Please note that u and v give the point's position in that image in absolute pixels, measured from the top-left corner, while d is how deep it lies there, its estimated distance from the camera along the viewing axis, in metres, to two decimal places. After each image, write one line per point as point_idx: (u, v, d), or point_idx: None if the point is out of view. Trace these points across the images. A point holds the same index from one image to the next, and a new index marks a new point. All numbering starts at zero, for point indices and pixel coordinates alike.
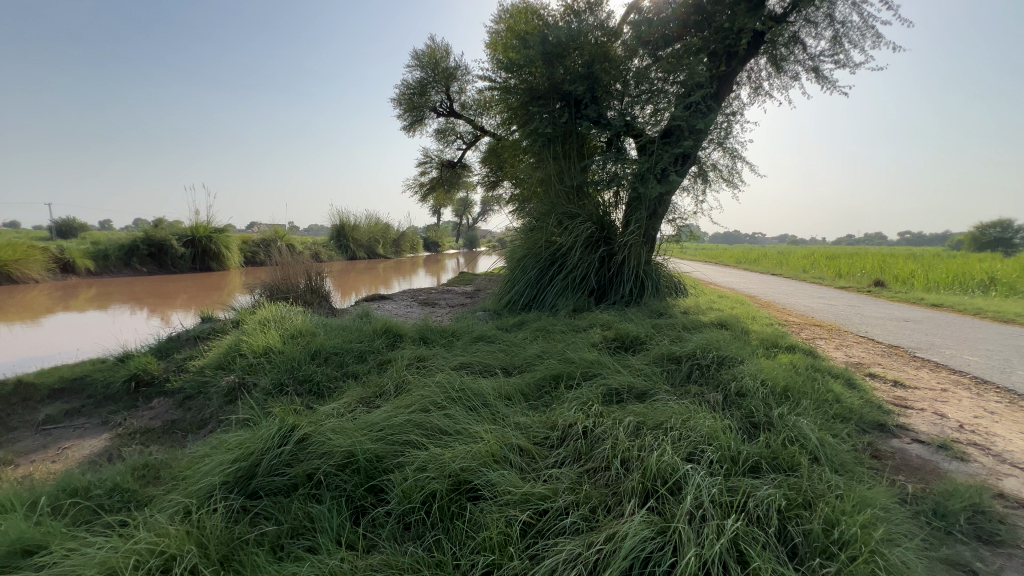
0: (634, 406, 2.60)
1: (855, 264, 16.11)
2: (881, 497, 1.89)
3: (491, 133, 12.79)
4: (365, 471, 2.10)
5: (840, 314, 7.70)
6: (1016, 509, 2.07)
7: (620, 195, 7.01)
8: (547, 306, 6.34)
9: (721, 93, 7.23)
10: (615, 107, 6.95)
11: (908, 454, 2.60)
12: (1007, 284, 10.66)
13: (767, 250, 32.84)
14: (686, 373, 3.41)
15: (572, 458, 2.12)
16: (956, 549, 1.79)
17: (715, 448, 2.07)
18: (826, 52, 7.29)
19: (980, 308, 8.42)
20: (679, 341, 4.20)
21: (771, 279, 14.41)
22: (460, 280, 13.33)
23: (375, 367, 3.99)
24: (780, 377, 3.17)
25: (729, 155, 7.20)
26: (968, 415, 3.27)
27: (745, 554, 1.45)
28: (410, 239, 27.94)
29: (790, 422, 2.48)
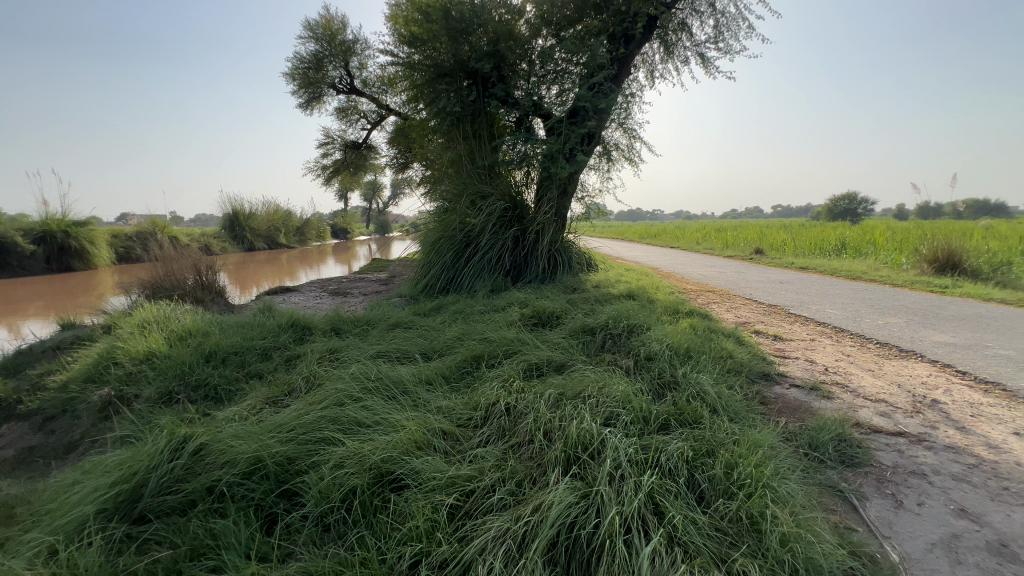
0: (552, 379, 2.67)
1: (740, 235, 17.96)
2: (769, 438, 2.12)
3: (396, 112, 12.20)
4: (276, 476, 1.94)
5: (730, 281, 8.54)
6: (870, 435, 2.45)
7: (531, 174, 7.08)
8: (464, 288, 6.29)
9: (621, 75, 7.52)
10: (522, 87, 6.93)
11: (787, 397, 2.97)
12: (855, 247, 12.53)
13: (666, 227, 35.46)
14: (600, 343, 3.57)
15: (496, 436, 2.13)
16: (827, 473, 2.08)
17: (628, 411, 2.19)
18: (710, 39, 7.87)
19: (835, 269, 9.83)
20: (592, 313, 4.39)
21: (671, 252, 15.60)
22: (374, 267, 12.77)
23: (282, 363, 3.69)
24: (682, 340, 3.44)
25: (629, 136, 7.55)
26: (831, 359, 3.80)
27: (660, 505, 1.55)
28: (315, 227, 26.13)
29: (692, 380, 2.70)
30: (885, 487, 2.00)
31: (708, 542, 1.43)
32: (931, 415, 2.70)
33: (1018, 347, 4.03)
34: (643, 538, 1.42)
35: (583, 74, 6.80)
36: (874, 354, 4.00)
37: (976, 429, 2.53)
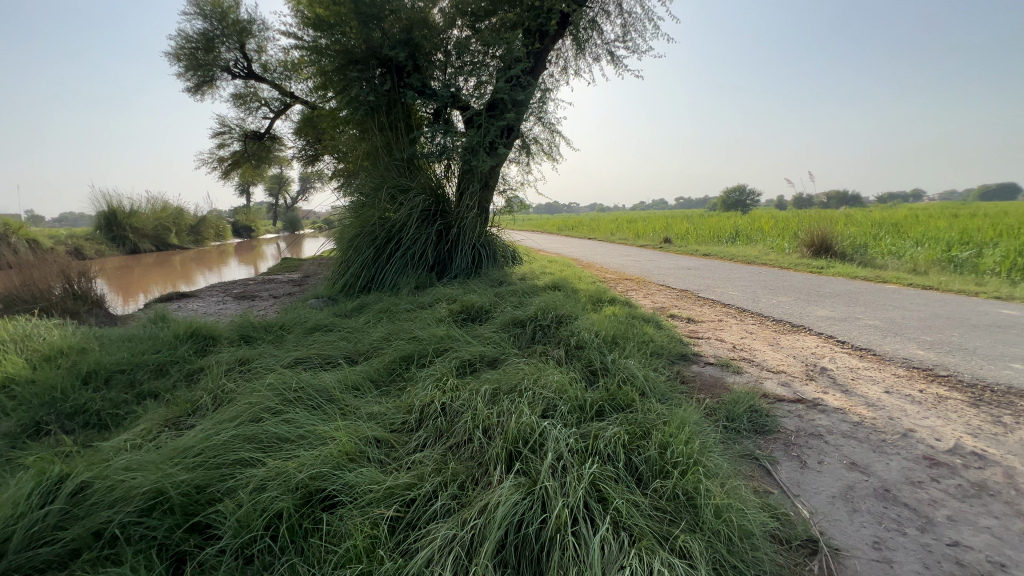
0: (487, 375, 2.63)
1: (650, 225, 19.15)
2: (693, 415, 2.27)
3: (302, 100, 11.35)
4: (182, 509, 1.70)
5: (644, 269, 9.07)
6: (776, 404, 2.70)
7: (451, 167, 6.94)
8: (387, 285, 6.04)
9: (538, 70, 7.63)
10: (438, 78, 6.76)
11: (704, 375, 3.20)
12: (747, 235, 13.90)
13: (582, 219, 36.80)
14: (530, 335, 3.60)
15: (434, 438, 2.05)
16: (744, 443, 2.26)
17: (564, 401, 2.22)
18: (618, 39, 8.20)
19: (733, 255, 10.82)
20: (521, 306, 4.42)
21: (589, 243, 16.24)
22: (285, 267, 11.87)
23: (182, 379, 3.29)
24: (608, 327, 3.57)
25: (547, 130, 7.67)
26: (738, 337, 4.17)
27: (604, 492, 1.58)
28: (213, 225, 23.73)
29: (621, 365, 2.81)
30: (792, 450, 2.21)
31: (650, 523, 1.48)
32: (822, 382, 3.05)
33: (881, 317, 4.69)
34: (590, 527, 1.44)
35: (500, 67, 6.77)
36: (772, 330, 4.44)
37: (857, 391, 2.90)
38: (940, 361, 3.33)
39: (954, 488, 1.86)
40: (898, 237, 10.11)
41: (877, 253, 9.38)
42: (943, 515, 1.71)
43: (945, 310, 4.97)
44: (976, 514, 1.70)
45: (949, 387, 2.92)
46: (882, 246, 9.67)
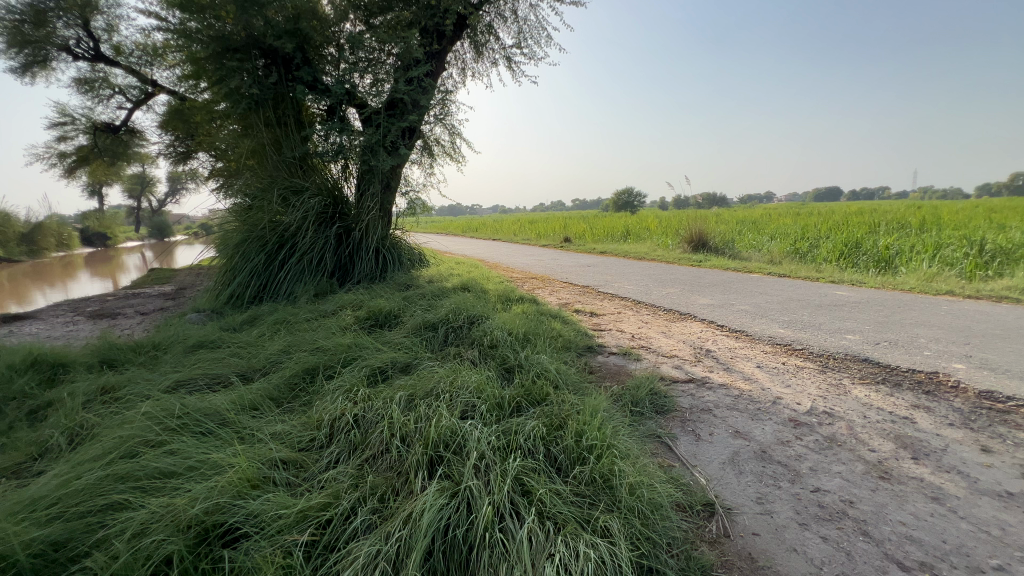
0: (401, 381, 2.55)
1: (551, 226, 19.94)
2: (603, 402, 2.41)
3: (168, 89, 10.01)
4: (37, 571, 1.42)
5: (548, 267, 9.43)
6: (671, 385, 2.98)
7: (350, 168, 6.58)
8: (282, 294, 5.58)
9: (437, 71, 7.59)
10: (331, 73, 6.37)
11: (609, 364, 3.42)
12: (638, 233, 15.09)
13: (485, 220, 37.07)
14: (443, 338, 3.56)
15: (347, 453, 1.94)
16: (648, 423, 2.46)
17: (482, 401, 2.23)
18: (515, 44, 8.42)
19: (627, 251, 11.69)
20: (431, 308, 4.35)
21: (494, 244, 16.45)
22: (154, 279, 10.39)
23: (23, 418, 2.73)
24: (519, 325, 3.66)
25: (449, 131, 7.62)
26: (636, 327, 4.52)
27: (527, 485, 1.62)
28: (51, 232, 19.95)
29: (534, 361, 2.90)
30: (687, 426, 2.44)
31: (572, 509, 1.55)
32: (707, 362, 3.42)
33: (749, 302, 5.39)
34: (516, 521, 1.47)
35: (397, 66, 6.61)
36: (663, 319, 4.88)
37: (735, 367, 3.30)
38: (796, 337, 3.91)
39: (813, 443, 2.20)
40: (758, 233, 11.67)
41: (744, 247, 10.74)
42: (807, 466, 2.01)
43: (797, 294, 5.84)
44: (830, 463, 2.03)
45: (804, 358, 3.44)
46: (746, 241, 11.09)
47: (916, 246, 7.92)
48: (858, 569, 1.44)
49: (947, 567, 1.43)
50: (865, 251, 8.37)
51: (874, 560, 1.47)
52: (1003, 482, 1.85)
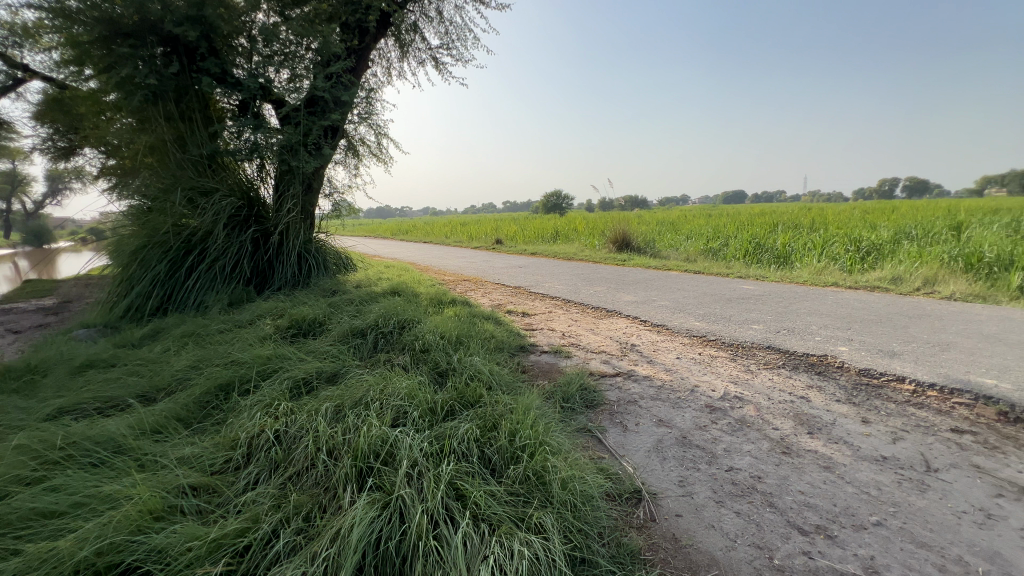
0: (327, 392, 2.42)
1: (482, 228, 19.98)
2: (536, 401, 2.45)
3: (42, 74, 8.79)
4: None
5: (480, 269, 9.44)
6: (600, 380, 3.10)
7: (266, 167, 6.11)
8: (190, 305, 5.10)
9: (359, 68, 7.34)
10: (242, 66, 5.80)
11: (541, 363, 3.49)
12: (566, 234, 15.56)
13: (414, 222, 36.41)
14: (372, 344, 3.44)
15: (268, 472, 1.81)
16: (579, 418, 2.54)
17: (414, 407, 2.18)
18: (441, 45, 8.35)
19: (556, 252, 12.00)
20: (360, 314, 4.19)
21: (425, 247, 16.18)
22: (29, 292, 9.05)
23: None
24: (452, 328, 3.62)
25: (375, 131, 7.39)
26: (566, 325, 4.65)
27: (461, 489, 1.60)
28: None
29: (467, 364, 2.89)
30: (615, 418, 2.55)
31: (507, 508, 1.56)
32: (633, 356, 3.60)
33: (669, 298, 5.75)
34: (451, 527, 1.45)
35: (317, 62, 6.22)
36: (592, 316, 5.07)
37: (658, 360, 3.50)
38: (710, 329, 4.23)
39: (727, 426, 2.38)
40: (675, 233, 12.50)
41: (663, 246, 11.44)
42: (721, 447, 2.18)
43: (710, 289, 6.32)
44: (741, 443, 2.21)
45: (717, 348, 3.73)
46: (665, 240, 11.82)
47: (807, 244, 8.88)
48: (766, 538, 1.58)
49: (838, 527, 1.61)
50: (766, 248, 9.25)
51: (779, 527, 1.62)
52: (879, 448, 2.12)
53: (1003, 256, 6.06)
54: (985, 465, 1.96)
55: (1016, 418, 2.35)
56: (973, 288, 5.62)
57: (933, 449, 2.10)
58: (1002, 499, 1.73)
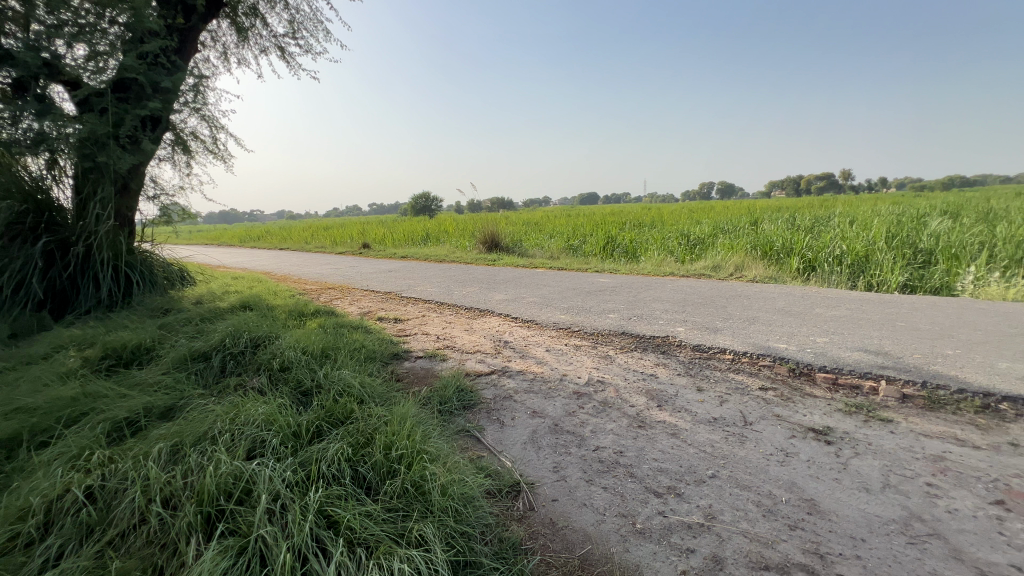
0: (160, 429, 2.05)
1: (347, 232, 18.83)
2: (413, 409, 2.39)
3: None
4: None
5: (346, 275, 8.88)
6: (476, 379, 3.14)
7: (59, 164, 4.78)
8: None
9: (186, 51, 6.30)
10: (13, 34, 4.41)
11: (416, 369, 3.41)
12: (436, 236, 15.46)
13: (266, 227, 32.77)
14: (218, 368, 3.00)
15: (78, 541, 1.47)
16: (457, 420, 2.54)
17: (274, 433, 1.96)
18: (288, 34, 7.61)
19: (427, 255, 11.84)
20: (201, 335, 3.62)
21: (281, 254, 14.66)
22: None
23: None
24: (316, 341, 3.34)
25: (209, 124, 6.45)
26: (440, 328, 4.61)
27: (333, 515, 1.48)
28: None
29: (335, 378, 2.69)
30: (492, 415, 2.61)
31: (384, 526, 1.49)
32: (506, 353, 3.72)
33: (537, 294, 6.06)
34: (323, 559, 1.34)
35: (127, 38, 5.08)
36: (465, 317, 5.11)
37: (530, 354, 3.67)
38: (574, 321, 4.57)
39: (592, 409, 2.59)
40: (540, 232, 13.25)
41: (529, 245, 12.02)
42: (588, 429, 2.36)
43: (573, 283, 6.82)
44: (605, 423, 2.43)
45: (581, 338, 4.04)
46: (532, 240, 12.46)
47: (649, 239, 10.12)
48: (630, 507, 1.75)
49: (684, 484, 1.86)
50: (617, 244, 10.32)
51: (639, 495, 1.81)
52: (711, 411, 2.51)
53: (786, 244, 7.64)
54: (783, 413, 2.44)
55: (800, 372, 2.97)
56: (769, 271, 6.98)
57: (749, 407, 2.54)
58: (795, 439, 2.17)
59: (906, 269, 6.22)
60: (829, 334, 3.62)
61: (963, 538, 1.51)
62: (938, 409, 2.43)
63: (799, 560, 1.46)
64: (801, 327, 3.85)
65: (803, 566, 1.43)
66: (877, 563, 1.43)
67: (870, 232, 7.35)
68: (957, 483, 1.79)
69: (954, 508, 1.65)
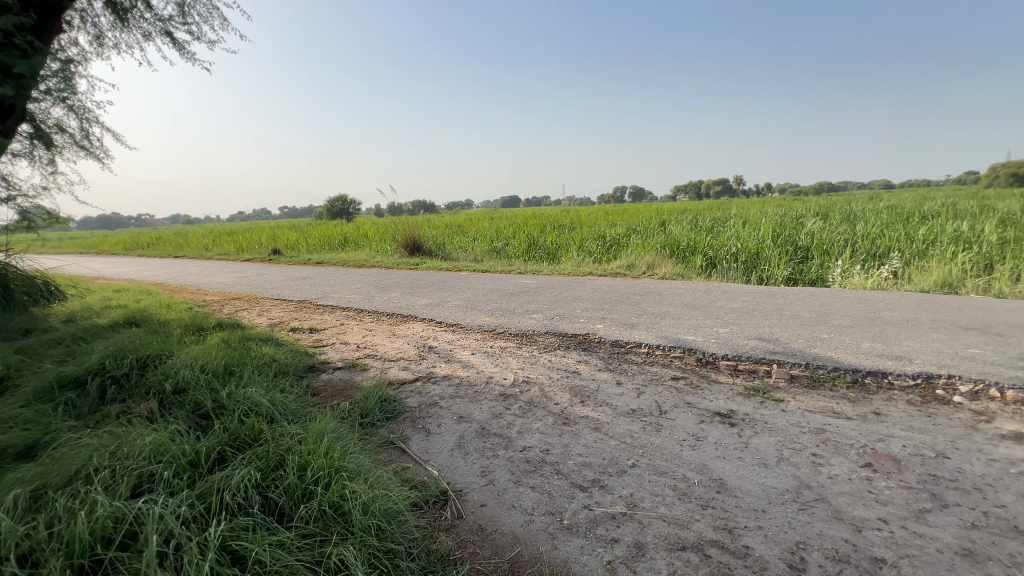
0: (15, 473, 1.73)
1: (253, 237, 17.40)
2: (331, 424, 2.25)
3: None
4: None
5: (253, 284, 8.19)
6: (400, 388, 3.03)
7: None
8: None
9: (46, 31, 5.42)
10: None
11: (334, 381, 3.21)
12: (354, 239, 14.81)
13: (155, 233, 29.30)
14: (95, 395, 2.61)
15: None
16: (380, 432, 2.43)
17: (165, 464, 1.74)
18: (177, 18, 6.85)
19: (345, 260, 11.28)
20: (73, 357, 3.13)
21: (174, 262, 13.19)
22: None
23: None
24: (218, 357, 3.02)
25: (79, 116, 5.62)
26: (360, 336, 4.40)
27: (239, 550, 1.35)
28: None
29: (241, 397, 2.45)
30: (417, 424, 2.53)
31: (300, 555, 1.38)
32: (431, 358, 3.63)
33: (461, 297, 6.00)
34: None
35: None
36: (387, 323, 4.93)
37: (455, 358, 3.62)
38: (499, 322, 4.60)
39: (518, 410, 2.61)
40: (462, 235, 13.19)
41: (453, 248, 11.91)
42: (515, 430, 2.37)
43: (496, 285, 6.86)
44: (531, 422, 2.45)
45: (506, 339, 4.07)
46: (455, 242, 12.37)
47: (569, 241, 10.47)
48: (557, 504, 1.78)
49: (607, 476, 1.92)
50: (539, 246, 10.56)
51: (566, 491, 1.85)
52: (629, 403, 2.63)
53: (691, 243, 8.29)
54: (693, 400, 2.63)
55: (706, 361, 3.22)
56: (677, 269, 7.51)
57: (663, 396, 2.71)
58: (704, 423, 2.34)
59: (789, 264, 7.01)
60: (729, 324, 3.97)
61: (842, 499, 1.72)
62: (819, 386, 2.76)
63: (710, 537, 1.56)
64: (706, 319, 4.18)
65: (714, 542, 1.54)
66: (775, 531, 1.58)
67: (760, 232, 8.21)
68: (835, 451, 2.03)
69: (834, 473, 1.87)
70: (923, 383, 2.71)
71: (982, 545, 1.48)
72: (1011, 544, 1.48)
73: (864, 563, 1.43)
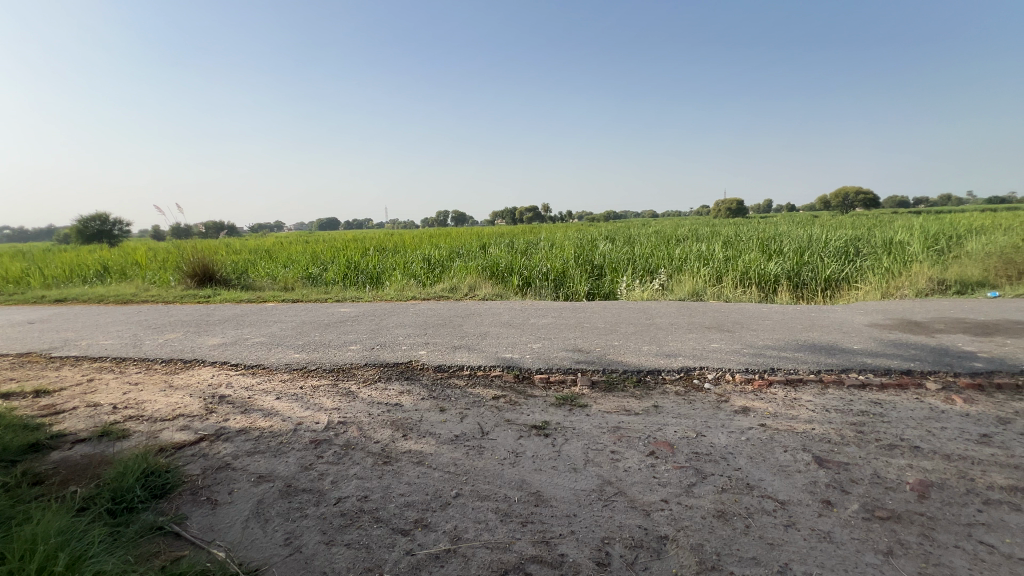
0: None
1: None
2: (59, 521, 1.66)
3: None
4: None
5: None
6: (175, 454, 2.43)
7: None
8: None
9: None
10: None
11: (72, 459, 2.40)
12: (117, 270, 11.82)
13: None
14: None
15: None
16: (143, 517, 1.89)
17: None
18: None
19: (101, 295, 8.86)
20: None
21: None
22: None
23: None
24: None
25: None
26: (119, 394, 3.43)
27: None
28: None
29: None
30: (199, 497, 2.05)
31: None
32: (222, 410, 3.03)
33: (264, 333, 5.23)
34: None
35: None
36: (160, 373, 3.97)
37: (254, 406, 3.09)
38: (312, 358, 4.13)
39: (332, 456, 2.34)
40: (268, 261, 11.71)
41: (257, 276, 10.45)
42: (328, 481, 2.11)
43: (310, 316, 6.22)
44: (347, 468, 2.21)
45: (319, 376, 3.67)
46: (259, 269, 10.89)
47: (391, 265, 10.18)
48: (376, 557, 1.62)
49: (430, 513, 1.84)
50: (359, 271, 9.99)
51: (385, 539, 1.70)
52: (453, 429, 2.60)
53: (509, 265, 8.89)
54: (512, 417, 2.74)
55: (524, 377, 3.42)
56: (497, 289, 7.94)
57: (485, 417, 2.76)
58: (522, 438, 2.45)
59: (589, 281, 8.05)
60: (542, 340, 4.30)
61: (634, 488, 1.97)
62: (614, 389, 3.16)
63: (530, 553, 1.61)
64: (522, 336, 4.46)
65: (534, 557, 1.59)
66: (585, 532, 1.71)
67: (563, 253, 9.27)
68: (629, 445, 2.33)
69: (628, 466, 2.14)
70: (685, 375, 3.34)
71: (729, 504, 1.85)
72: (746, 498, 1.88)
73: (653, 543, 1.65)
